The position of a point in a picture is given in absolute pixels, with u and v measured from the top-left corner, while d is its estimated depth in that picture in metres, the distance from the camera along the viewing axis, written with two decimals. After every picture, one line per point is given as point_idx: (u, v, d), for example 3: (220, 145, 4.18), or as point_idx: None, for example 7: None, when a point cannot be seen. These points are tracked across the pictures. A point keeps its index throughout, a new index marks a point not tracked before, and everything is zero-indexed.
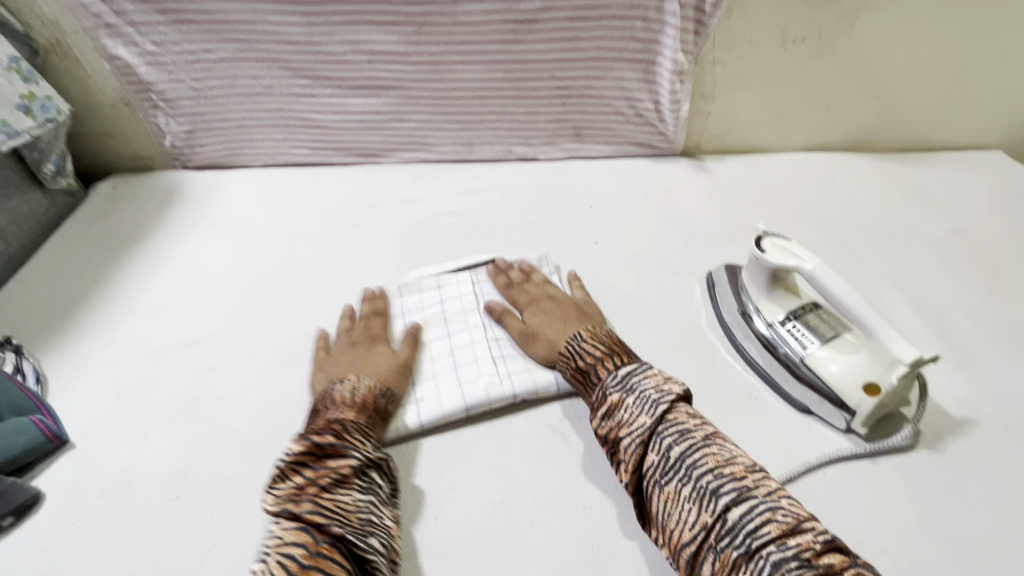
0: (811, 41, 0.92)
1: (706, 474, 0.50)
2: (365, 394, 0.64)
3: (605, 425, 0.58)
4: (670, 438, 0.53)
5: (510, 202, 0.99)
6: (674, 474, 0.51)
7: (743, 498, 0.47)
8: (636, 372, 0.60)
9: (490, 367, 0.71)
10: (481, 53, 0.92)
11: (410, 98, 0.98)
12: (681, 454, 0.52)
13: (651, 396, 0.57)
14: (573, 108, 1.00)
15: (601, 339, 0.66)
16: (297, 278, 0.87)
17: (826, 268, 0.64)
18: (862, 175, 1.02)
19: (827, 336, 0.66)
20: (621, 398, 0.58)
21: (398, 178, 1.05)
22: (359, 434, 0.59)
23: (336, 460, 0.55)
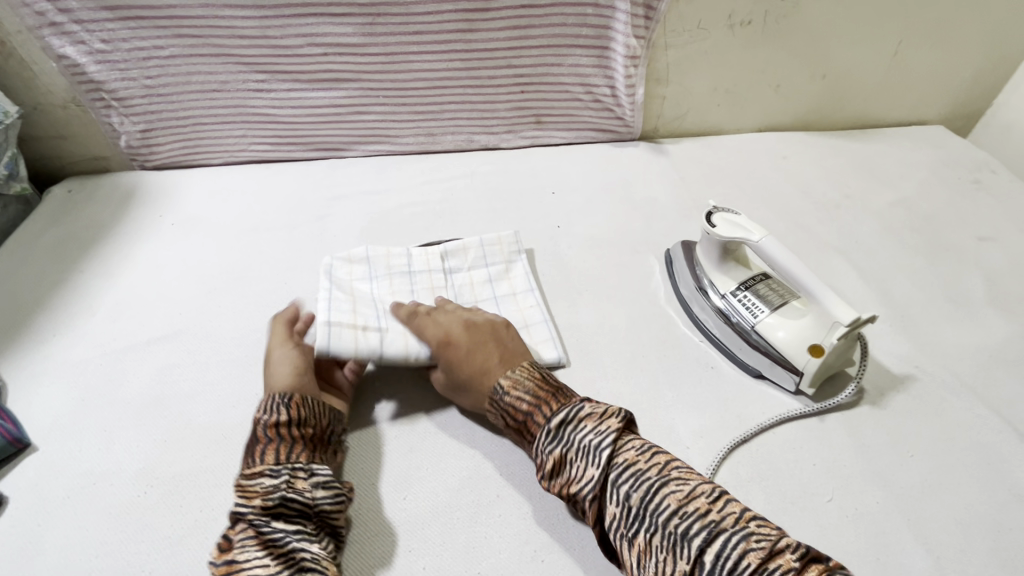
0: (756, 24, 0.95)
1: (672, 517, 0.49)
2: (252, 424, 0.59)
3: (555, 484, 0.56)
4: (626, 485, 0.52)
5: (474, 190, 1.00)
6: (640, 523, 0.50)
7: (712, 537, 0.47)
8: (569, 418, 0.57)
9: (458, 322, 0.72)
10: (437, 43, 0.92)
11: (369, 90, 0.98)
12: (638, 500, 0.51)
13: (591, 443, 0.55)
14: (532, 96, 1.02)
15: (525, 386, 0.62)
16: (261, 273, 0.87)
17: (772, 239, 0.67)
18: (813, 152, 1.06)
19: (775, 304, 0.70)
20: (562, 454, 0.56)
21: (361, 171, 1.05)
22: (248, 480, 0.54)
23: (236, 527, 0.53)
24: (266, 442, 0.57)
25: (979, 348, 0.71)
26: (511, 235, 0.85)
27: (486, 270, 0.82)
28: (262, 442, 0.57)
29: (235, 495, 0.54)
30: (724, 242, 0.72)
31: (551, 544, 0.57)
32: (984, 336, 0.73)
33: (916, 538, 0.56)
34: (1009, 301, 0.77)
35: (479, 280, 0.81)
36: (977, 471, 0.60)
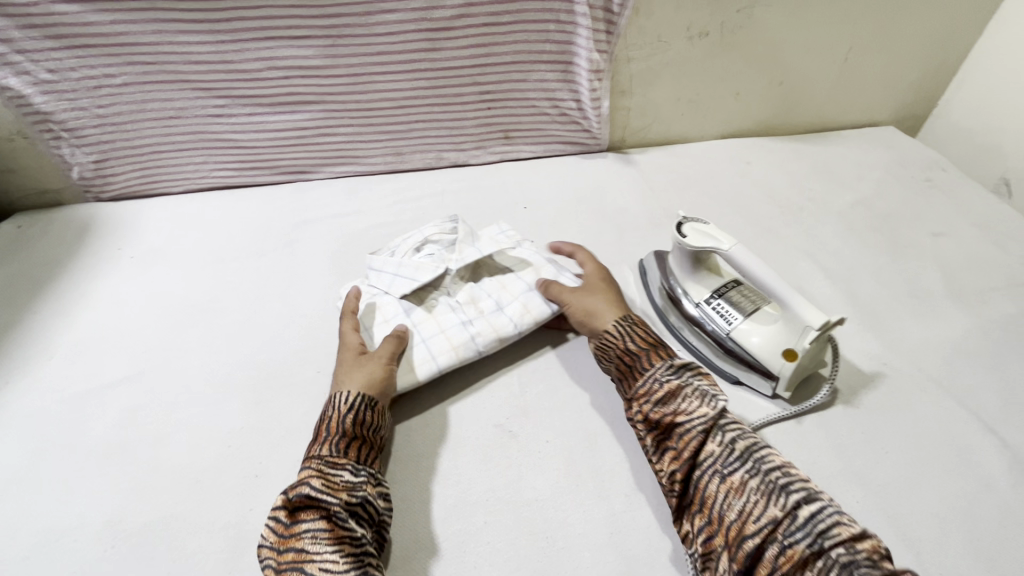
0: (713, 35, 0.98)
1: (774, 471, 0.54)
2: (334, 416, 0.61)
3: (658, 411, 0.61)
4: (733, 434, 0.58)
5: (445, 209, 1.00)
6: (739, 464, 0.55)
7: (811, 497, 0.52)
8: (690, 368, 0.65)
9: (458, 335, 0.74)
10: (401, 63, 0.92)
11: (334, 111, 0.97)
12: (744, 447, 0.57)
13: (708, 392, 0.62)
14: (499, 112, 1.02)
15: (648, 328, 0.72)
16: (230, 303, 0.84)
17: (741, 247, 0.69)
18: (774, 156, 1.09)
19: (748, 311, 0.71)
20: (679, 386, 0.62)
21: (330, 194, 1.04)
22: (329, 474, 0.57)
23: (308, 514, 0.54)
24: (349, 438, 0.60)
25: (942, 342, 0.74)
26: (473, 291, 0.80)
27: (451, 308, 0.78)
28: (340, 435, 0.60)
29: (317, 483, 0.55)
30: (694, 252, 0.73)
31: (542, 569, 0.56)
32: (947, 329, 0.75)
33: (897, 534, 0.57)
34: (968, 294, 0.80)
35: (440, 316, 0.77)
36: (950, 464, 0.62)
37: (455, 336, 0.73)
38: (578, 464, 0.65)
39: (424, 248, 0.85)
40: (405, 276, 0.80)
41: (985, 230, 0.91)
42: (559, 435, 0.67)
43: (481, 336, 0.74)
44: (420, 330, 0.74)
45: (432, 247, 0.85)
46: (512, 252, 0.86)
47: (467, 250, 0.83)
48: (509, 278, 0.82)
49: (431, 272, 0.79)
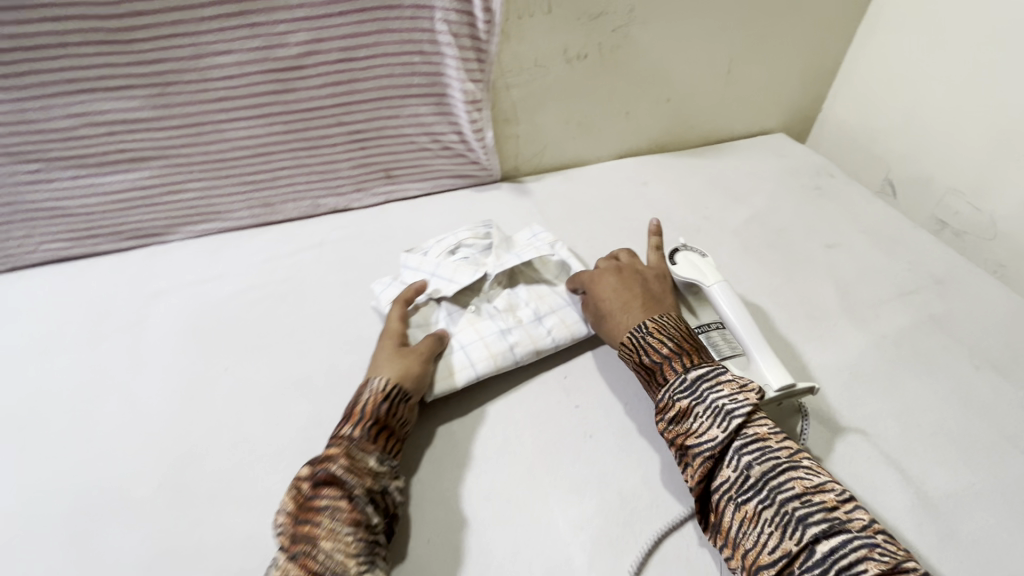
0: (592, 56, 0.94)
1: (794, 500, 0.51)
2: (369, 401, 0.61)
3: (672, 430, 0.59)
4: (751, 456, 0.55)
5: (322, 262, 0.90)
6: (754, 494, 0.53)
7: (833, 532, 0.49)
8: (708, 376, 0.60)
9: (497, 343, 0.72)
10: (251, 108, 0.81)
11: (181, 165, 0.85)
12: (761, 473, 0.53)
13: (724, 407, 0.57)
14: (374, 151, 0.93)
15: (670, 331, 0.66)
16: (56, 408, 0.70)
17: (726, 287, 0.74)
18: (670, 174, 1.06)
19: (723, 354, 0.69)
20: (690, 404, 0.59)
21: (187, 258, 0.91)
22: (356, 456, 0.56)
23: (328, 491, 0.53)
24: (380, 426, 0.60)
25: (840, 366, 0.71)
26: (512, 298, 0.80)
27: (491, 312, 0.77)
28: (367, 419, 0.59)
29: (344, 463, 0.55)
30: (683, 282, 0.77)
31: None
32: (844, 351, 0.73)
33: None
34: (860, 309, 0.79)
35: (481, 323, 0.75)
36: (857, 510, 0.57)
37: (493, 343, 0.72)
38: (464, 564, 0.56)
39: (458, 252, 0.85)
40: (443, 276, 0.79)
41: (873, 237, 0.91)
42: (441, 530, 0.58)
43: (518, 346, 0.72)
44: (460, 339, 0.73)
45: (466, 252, 0.84)
46: (550, 259, 0.84)
47: (505, 256, 0.83)
48: (545, 289, 0.81)
49: (468, 275, 0.79)
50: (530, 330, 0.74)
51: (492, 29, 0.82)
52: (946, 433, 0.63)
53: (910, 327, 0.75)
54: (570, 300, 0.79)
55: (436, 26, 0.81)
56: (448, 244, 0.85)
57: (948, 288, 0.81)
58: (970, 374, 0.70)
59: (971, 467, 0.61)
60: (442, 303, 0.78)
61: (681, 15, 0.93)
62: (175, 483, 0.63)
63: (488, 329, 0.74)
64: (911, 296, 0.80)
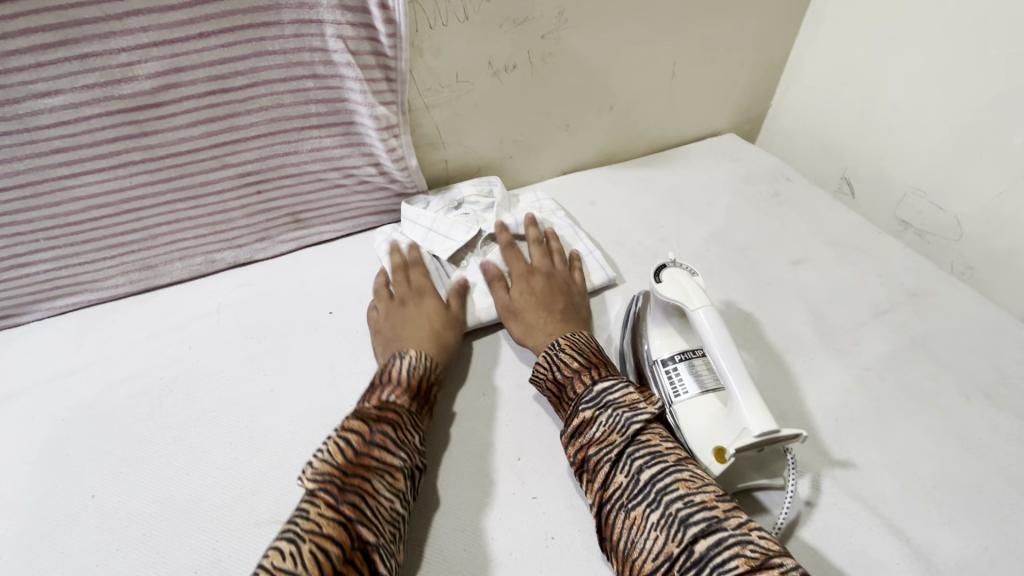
0: (522, 67, 0.82)
1: (676, 500, 0.48)
2: (423, 374, 0.62)
3: (575, 444, 0.56)
4: (641, 461, 0.51)
5: (222, 332, 0.75)
6: (643, 498, 0.49)
7: (710, 529, 0.45)
8: (614, 388, 0.57)
9: (484, 300, 0.75)
10: (102, 158, 0.65)
11: (23, 234, 0.68)
12: (650, 477, 0.50)
13: (624, 413, 0.55)
14: (275, 194, 0.78)
15: (580, 348, 0.63)
16: None
17: (715, 313, 0.58)
18: (620, 189, 0.96)
19: (706, 387, 0.59)
20: (593, 414, 0.55)
21: (49, 341, 0.74)
22: (407, 430, 0.57)
23: (385, 454, 0.53)
24: (423, 404, 0.61)
25: (826, 412, 0.63)
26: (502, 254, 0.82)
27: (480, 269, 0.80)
28: (415, 387, 0.61)
29: (402, 434, 0.56)
30: (665, 303, 0.62)
31: None
32: (827, 392, 0.65)
33: None
34: (837, 336, 0.71)
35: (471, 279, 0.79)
36: None
37: (481, 301, 0.75)
38: None
39: (461, 208, 0.87)
40: (440, 232, 0.82)
41: (840, 248, 0.84)
42: None
43: None
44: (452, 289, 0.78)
45: (469, 208, 0.86)
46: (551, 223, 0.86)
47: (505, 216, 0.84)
48: None
49: (464, 232, 0.81)
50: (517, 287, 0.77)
51: (399, 43, 0.69)
52: (945, 484, 0.57)
53: (893, 355, 0.69)
54: None
55: (328, 44, 0.66)
56: (452, 199, 0.87)
57: (923, 303, 0.75)
58: (961, 408, 0.63)
59: (977, 525, 0.54)
60: (437, 255, 0.81)
61: (617, 15, 0.83)
62: None
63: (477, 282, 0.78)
64: (888, 316, 0.73)
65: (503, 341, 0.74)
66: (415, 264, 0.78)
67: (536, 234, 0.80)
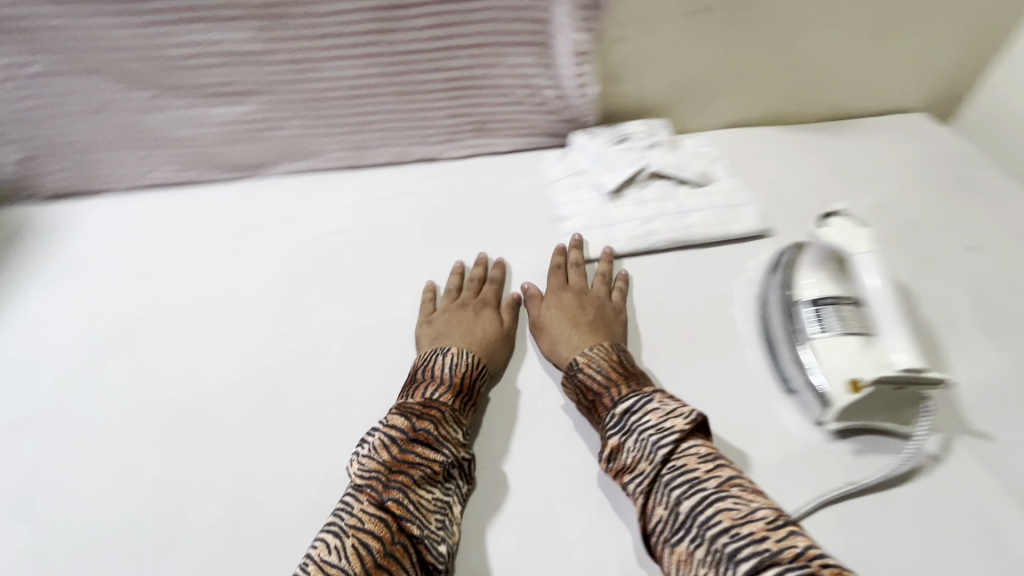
0: (717, 11, 0.84)
1: (721, 534, 0.45)
2: (463, 372, 0.64)
3: (610, 468, 0.56)
4: (680, 489, 0.49)
5: (408, 212, 0.89)
6: (686, 532, 0.47)
7: (761, 567, 0.41)
8: (635, 407, 0.56)
9: (637, 228, 0.80)
10: (352, 48, 0.80)
11: (282, 101, 0.85)
12: (689, 508, 0.48)
13: (650, 437, 0.53)
14: (469, 102, 0.89)
15: (600, 364, 0.62)
16: (170, 323, 0.76)
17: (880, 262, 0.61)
18: (785, 150, 0.96)
19: (849, 330, 0.61)
20: (620, 440, 0.55)
21: (283, 194, 0.93)
22: (450, 425, 0.59)
23: (420, 452, 0.56)
24: (464, 401, 0.63)
25: (973, 388, 0.62)
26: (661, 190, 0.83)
27: (636, 201, 0.83)
28: (447, 388, 0.62)
29: (439, 431, 0.58)
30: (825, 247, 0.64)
31: None
32: (977, 371, 0.64)
33: None
34: (1002, 325, 0.68)
35: (626, 208, 0.82)
36: (972, 551, 0.52)
37: (635, 229, 0.80)
38: (535, 529, 0.58)
39: (625, 141, 0.91)
40: (603, 163, 0.87)
41: None
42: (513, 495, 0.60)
43: (657, 235, 0.79)
44: (604, 216, 0.82)
45: (633, 142, 0.90)
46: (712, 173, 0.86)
47: (669, 155, 0.89)
48: (699, 192, 0.83)
49: (626, 165, 0.85)
50: (671, 225, 0.80)
51: None
52: None
53: None
54: (718, 204, 0.82)
55: None
56: (618, 133, 0.91)
57: None
58: None
59: None
60: (596, 186, 0.85)
61: None
62: (269, 406, 0.67)
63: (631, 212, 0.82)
64: None
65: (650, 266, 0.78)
66: (493, 281, 0.77)
67: (557, 259, 0.77)
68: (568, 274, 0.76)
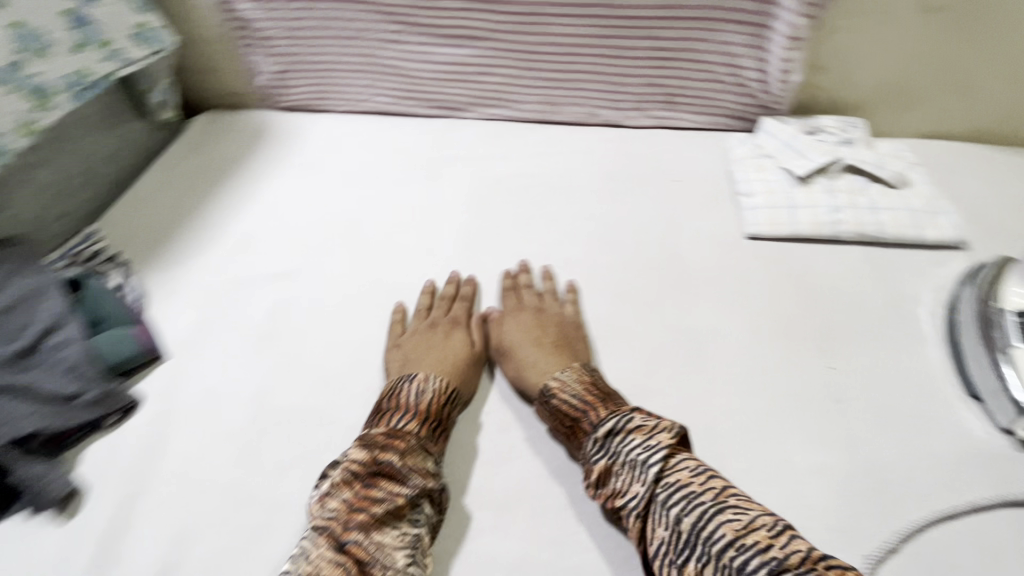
0: (951, 11, 0.81)
1: (726, 548, 0.46)
2: (430, 400, 0.62)
3: (599, 494, 0.55)
4: (677, 509, 0.50)
5: (589, 167, 0.94)
6: (690, 552, 0.47)
7: (771, 575, 0.43)
8: (618, 427, 0.56)
9: (824, 216, 0.80)
10: (579, 7, 0.88)
11: (498, 50, 0.95)
12: (689, 525, 0.48)
13: (639, 458, 0.53)
14: (668, 74, 0.93)
15: (574, 390, 0.62)
16: (375, 226, 0.88)
17: None
18: (992, 169, 0.90)
19: None
20: (609, 462, 0.55)
21: (476, 135, 1.02)
22: (417, 453, 0.57)
23: (386, 483, 0.55)
24: (434, 424, 0.61)
25: None
26: (853, 185, 0.84)
27: (826, 190, 0.83)
28: (412, 415, 0.60)
29: (406, 459, 0.56)
30: None
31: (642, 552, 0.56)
32: None
33: None
34: None
35: (815, 195, 0.83)
36: None
37: (822, 215, 0.80)
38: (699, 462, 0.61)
39: (818, 133, 0.91)
40: (796, 148, 0.87)
41: None
42: None
43: (844, 225, 0.79)
44: (791, 198, 0.83)
45: (826, 134, 0.90)
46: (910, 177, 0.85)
47: (864, 152, 0.88)
48: (894, 192, 0.82)
49: (821, 153, 0.85)
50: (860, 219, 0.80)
51: None
52: None
53: None
54: (914, 207, 0.81)
55: None
56: (811, 125, 0.92)
57: None
58: None
59: None
60: (786, 169, 0.86)
61: None
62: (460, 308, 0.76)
63: (819, 199, 0.82)
64: None
65: (830, 255, 0.79)
66: (464, 298, 0.76)
67: (508, 282, 0.78)
68: (522, 295, 0.76)
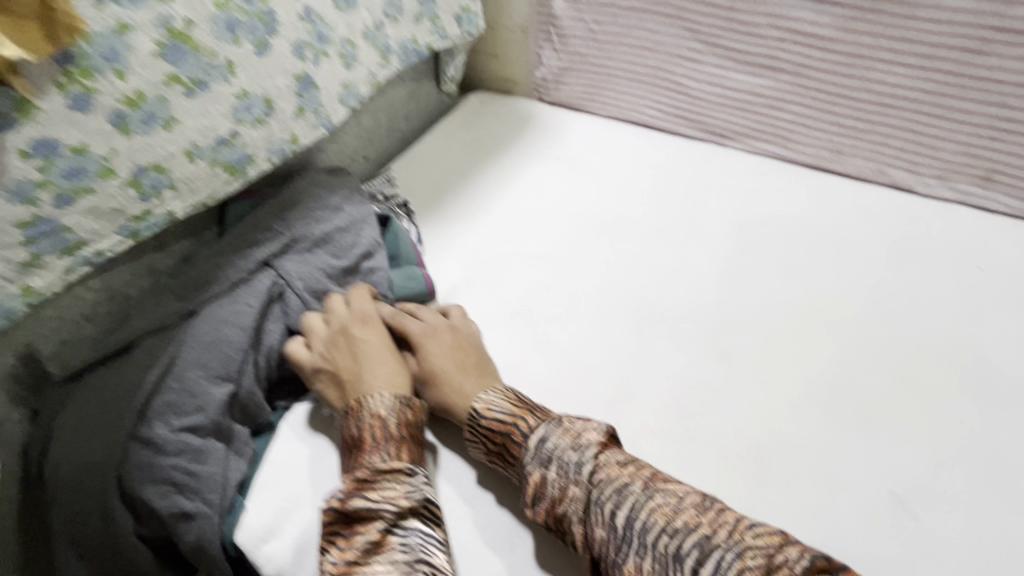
0: None
1: (660, 535, 0.47)
2: (376, 411, 0.59)
3: (539, 510, 0.54)
4: (609, 503, 0.50)
5: (871, 228, 0.86)
6: (626, 547, 0.48)
7: (704, 556, 0.45)
8: (546, 437, 0.55)
9: None
10: (918, 57, 0.81)
11: (800, 86, 0.91)
12: (625, 519, 0.49)
13: (568, 459, 0.53)
14: (1001, 148, 0.83)
15: (499, 406, 0.60)
16: (628, 233, 0.88)
17: None
18: None
19: None
20: (541, 474, 0.54)
21: (740, 167, 0.97)
22: (382, 480, 0.55)
23: (363, 526, 0.53)
24: (398, 441, 0.58)
25: None
26: None
27: None
28: (366, 446, 0.57)
29: (371, 491, 0.54)
30: None
31: None
32: None
33: None
34: None
35: None
36: None
37: None
38: None
39: None
40: None
41: None
42: (967, 545, 0.57)
43: None
44: None
45: None
46: None
47: None
48: None
49: None
50: None
51: None
52: None
53: None
54: None
55: None
56: None
57: None
58: None
59: None
60: None
61: None
62: (713, 340, 0.74)
63: None
64: None
65: None
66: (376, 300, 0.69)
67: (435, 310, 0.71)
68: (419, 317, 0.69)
